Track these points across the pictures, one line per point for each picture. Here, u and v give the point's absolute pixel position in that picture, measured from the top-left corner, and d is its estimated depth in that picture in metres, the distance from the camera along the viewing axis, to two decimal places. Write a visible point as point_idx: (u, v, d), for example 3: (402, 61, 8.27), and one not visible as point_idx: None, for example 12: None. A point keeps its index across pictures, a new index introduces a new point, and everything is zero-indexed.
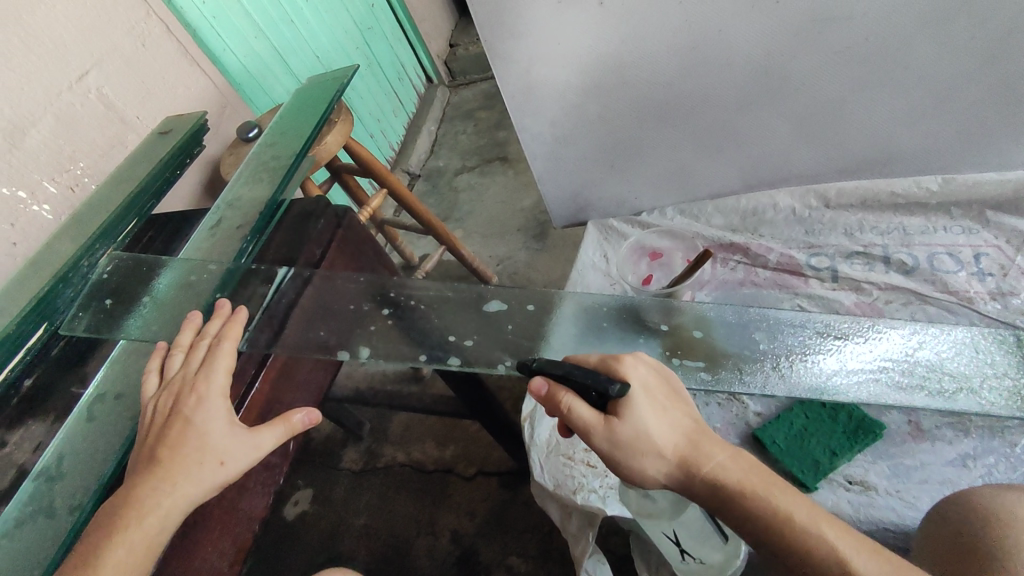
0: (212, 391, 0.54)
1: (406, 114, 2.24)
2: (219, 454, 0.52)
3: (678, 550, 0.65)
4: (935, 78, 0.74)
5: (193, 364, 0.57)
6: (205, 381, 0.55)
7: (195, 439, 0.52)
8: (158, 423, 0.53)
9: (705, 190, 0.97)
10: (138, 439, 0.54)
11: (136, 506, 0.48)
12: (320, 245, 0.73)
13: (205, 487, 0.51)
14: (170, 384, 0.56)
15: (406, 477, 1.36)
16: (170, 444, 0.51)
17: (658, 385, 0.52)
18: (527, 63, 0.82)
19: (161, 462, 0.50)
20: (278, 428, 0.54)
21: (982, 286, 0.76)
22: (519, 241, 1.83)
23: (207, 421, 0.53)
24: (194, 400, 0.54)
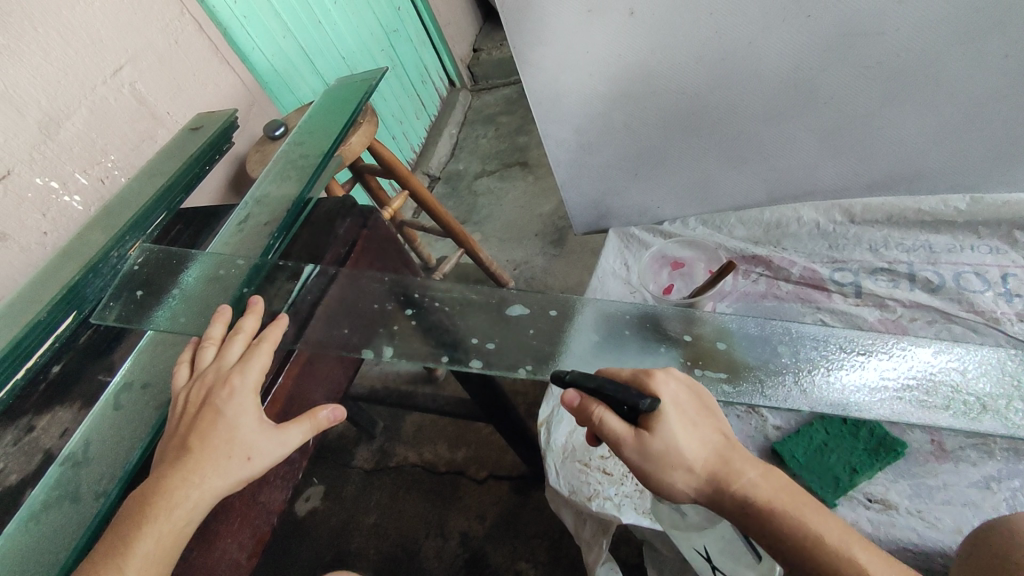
0: (245, 385, 0.55)
1: (428, 117, 2.26)
2: (247, 449, 0.53)
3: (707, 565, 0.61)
4: (966, 96, 0.74)
5: (227, 358, 0.58)
6: (238, 374, 0.56)
7: (226, 431, 0.53)
8: (191, 414, 0.54)
9: (728, 202, 0.97)
10: (167, 430, 0.55)
11: (165, 497, 0.49)
12: (346, 244, 0.74)
13: (232, 481, 0.52)
14: (204, 375, 0.56)
15: (417, 478, 1.37)
16: (200, 436, 0.52)
17: (689, 400, 0.53)
18: (554, 70, 0.83)
19: (190, 454, 0.51)
20: (304, 424, 0.55)
21: (1009, 306, 0.73)
22: (537, 246, 1.84)
23: (238, 415, 0.54)
24: (227, 392, 0.54)
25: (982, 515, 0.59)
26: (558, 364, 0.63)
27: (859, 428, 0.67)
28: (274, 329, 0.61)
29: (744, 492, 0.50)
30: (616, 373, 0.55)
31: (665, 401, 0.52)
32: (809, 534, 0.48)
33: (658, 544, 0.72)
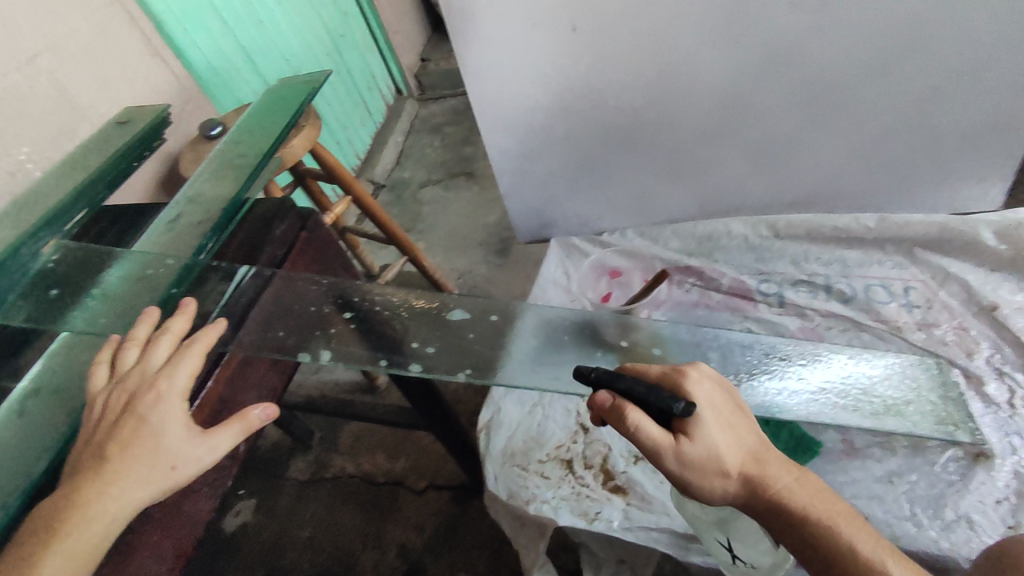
0: (171, 390, 0.52)
1: (373, 124, 2.24)
2: (172, 458, 0.50)
3: (729, 555, 0.60)
4: (874, 122, 0.81)
5: (154, 360, 0.55)
6: (166, 377, 0.53)
7: (148, 441, 0.50)
8: (113, 420, 0.51)
9: (664, 215, 1.01)
10: (85, 435, 0.52)
11: (79, 510, 0.47)
12: (283, 246, 0.72)
13: (151, 492, 0.49)
14: (128, 380, 0.53)
15: (355, 489, 1.34)
16: (120, 444, 0.49)
17: (724, 401, 0.51)
18: (499, 81, 0.85)
19: (109, 463, 0.49)
20: (233, 427, 0.52)
21: (910, 316, 0.79)
22: (482, 256, 1.85)
23: (162, 422, 0.51)
24: (152, 398, 0.52)
25: (887, 509, 0.64)
26: (498, 368, 0.64)
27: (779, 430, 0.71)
28: (210, 331, 0.57)
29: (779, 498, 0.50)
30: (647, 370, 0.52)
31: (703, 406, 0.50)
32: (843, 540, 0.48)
33: (594, 545, 0.74)
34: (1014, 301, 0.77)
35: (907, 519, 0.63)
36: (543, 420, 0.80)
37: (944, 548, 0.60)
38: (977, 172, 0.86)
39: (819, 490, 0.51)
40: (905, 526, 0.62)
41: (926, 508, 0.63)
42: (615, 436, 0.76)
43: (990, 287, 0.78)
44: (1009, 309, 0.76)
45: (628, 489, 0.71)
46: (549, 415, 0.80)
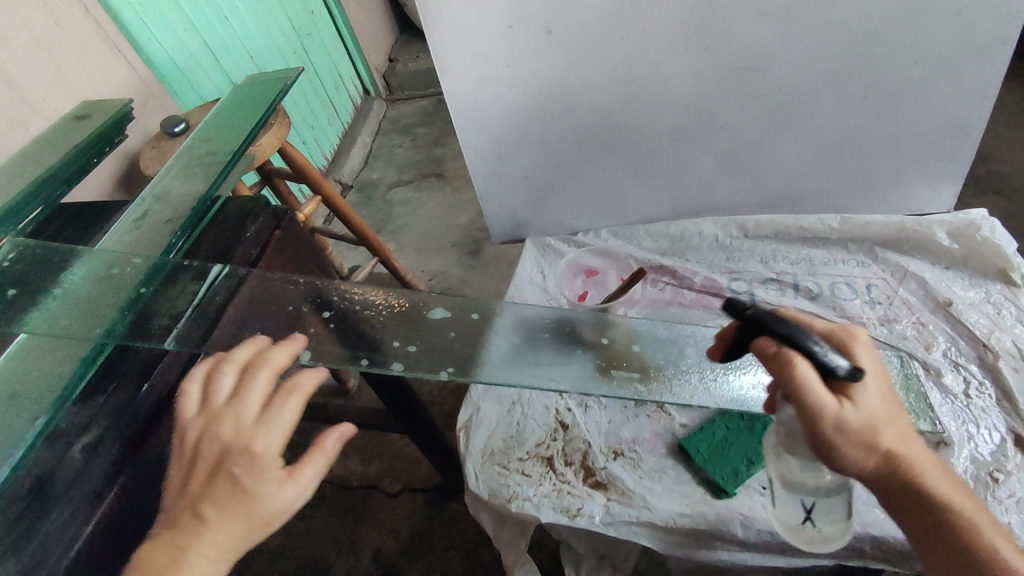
0: (268, 453, 0.49)
1: (341, 124, 2.21)
2: (271, 515, 0.48)
3: (804, 515, 0.57)
4: (837, 127, 0.85)
5: (246, 412, 0.50)
6: (263, 437, 0.49)
7: (244, 506, 0.47)
8: (206, 478, 0.48)
9: (638, 216, 1.02)
10: (178, 481, 0.49)
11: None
12: (257, 245, 0.70)
13: (247, 546, 0.47)
14: (221, 433, 0.49)
15: (326, 494, 1.32)
16: (218, 503, 0.46)
17: (876, 374, 0.51)
18: (475, 82, 0.84)
19: (206, 524, 0.46)
20: (318, 465, 0.51)
21: (873, 312, 0.82)
22: (453, 257, 1.84)
23: (257, 489, 0.48)
24: (249, 462, 0.48)
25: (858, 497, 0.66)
26: (479, 366, 0.64)
27: (753, 423, 0.74)
28: (303, 378, 0.53)
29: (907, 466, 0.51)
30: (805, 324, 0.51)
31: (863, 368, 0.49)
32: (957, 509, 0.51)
33: (575, 542, 0.74)
34: (967, 296, 0.81)
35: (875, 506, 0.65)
36: (522, 418, 0.80)
37: None
38: (930, 175, 0.91)
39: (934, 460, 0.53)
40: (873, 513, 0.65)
41: None
42: (594, 431, 0.77)
43: (946, 284, 0.82)
44: (962, 304, 0.80)
45: (609, 485, 0.72)
46: (528, 413, 0.80)
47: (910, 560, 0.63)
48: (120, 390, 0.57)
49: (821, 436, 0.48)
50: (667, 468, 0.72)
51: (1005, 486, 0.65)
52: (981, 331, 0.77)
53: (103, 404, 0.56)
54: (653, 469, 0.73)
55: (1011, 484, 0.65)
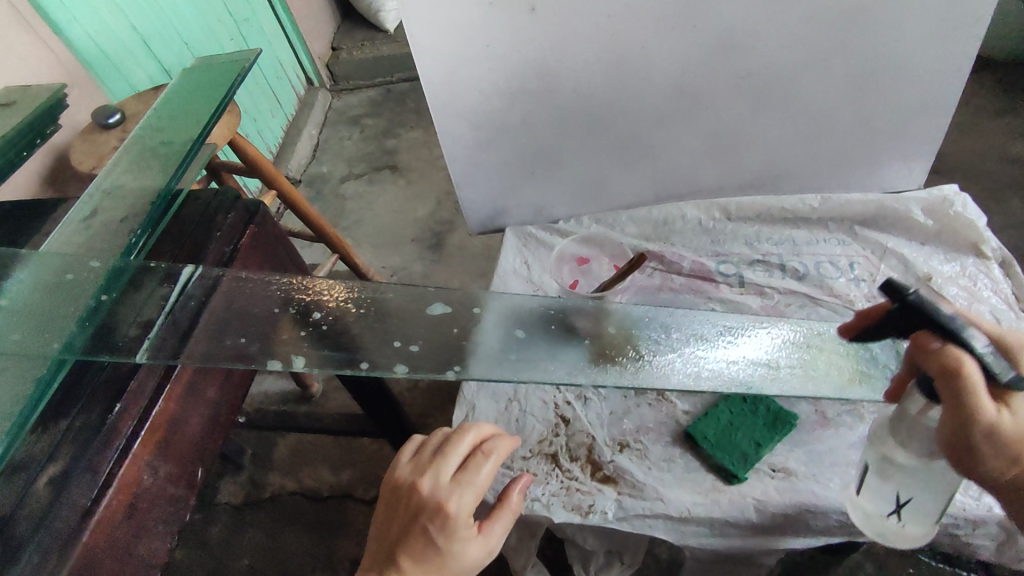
0: (461, 514, 0.57)
1: (284, 115, 2.09)
2: (458, 564, 0.57)
3: (891, 510, 0.59)
4: (817, 106, 0.85)
5: (444, 474, 0.60)
6: (457, 498, 0.58)
7: (439, 556, 0.56)
8: (407, 528, 0.58)
9: (619, 201, 1.00)
10: (390, 526, 0.60)
11: None
12: (230, 243, 0.64)
13: None
14: (422, 488, 0.59)
15: (296, 507, 1.25)
16: (416, 550, 0.56)
17: None
18: (454, 63, 0.79)
19: (403, 568, 0.56)
20: (504, 523, 0.60)
21: (859, 289, 0.84)
22: (415, 251, 1.78)
23: (453, 544, 0.57)
24: (444, 522, 0.57)
25: None
26: (481, 361, 0.61)
27: (756, 406, 0.73)
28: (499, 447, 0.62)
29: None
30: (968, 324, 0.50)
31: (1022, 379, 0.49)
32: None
33: (583, 538, 0.72)
34: (944, 271, 0.85)
35: None
36: (521, 415, 0.77)
37: None
38: (901, 153, 0.93)
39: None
40: None
41: None
42: (596, 424, 0.75)
43: (925, 259, 0.86)
44: (941, 279, 0.84)
45: (618, 478, 0.70)
46: (526, 409, 0.77)
47: None
48: (86, 412, 0.50)
49: (970, 443, 0.47)
50: (676, 456, 0.72)
51: None
52: (962, 304, 0.81)
53: (68, 428, 0.49)
54: (661, 458, 0.72)
55: None
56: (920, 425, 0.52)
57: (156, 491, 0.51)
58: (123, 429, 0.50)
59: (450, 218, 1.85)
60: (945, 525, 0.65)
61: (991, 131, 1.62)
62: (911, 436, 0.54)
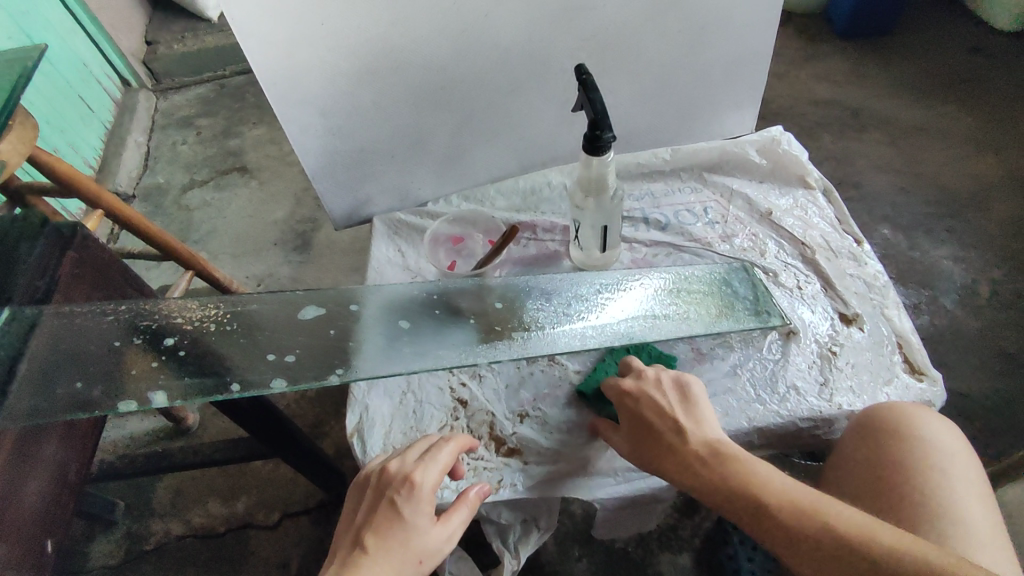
0: (425, 486, 0.58)
1: (99, 123, 1.84)
2: (420, 553, 0.55)
3: (576, 243, 0.84)
4: (656, 62, 0.90)
5: (410, 454, 0.61)
6: (422, 469, 0.59)
7: (402, 535, 0.55)
8: (374, 505, 0.58)
9: (486, 175, 1.00)
10: (352, 524, 0.59)
11: None
12: (43, 275, 0.52)
13: None
14: (387, 467, 0.60)
15: (190, 550, 1.16)
16: (379, 533, 0.55)
17: (676, 402, 0.64)
18: (286, 46, 0.73)
19: (366, 549, 0.55)
20: (464, 508, 0.59)
21: (714, 231, 0.90)
22: (280, 255, 1.66)
23: (417, 516, 0.56)
24: (409, 492, 0.57)
25: (739, 397, 0.72)
26: (366, 359, 0.58)
27: (640, 354, 0.75)
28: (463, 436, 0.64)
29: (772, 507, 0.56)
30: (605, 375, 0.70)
31: (657, 400, 0.64)
32: (861, 533, 0.53)
33: (496, 514, 0.71)
34: (781, 204, 0.93)
35: (754, 401, 0.72)
36: (417, 405, 0.74)
37: (785, 416, 0.71)
38: (733, 101, 1.01)
39: (864, 438, 0.65)
40: (754, 406, 0.72)
41: (764, 388, 0.73)
42: (494, 399, 0.75)
43: (764, 195, 0.94)
44: (779, 212, 0.92)
45: (522, 449, 0.71)
46: (422, 399, 0.75)
47: (787, 439, 0.72)
48: None
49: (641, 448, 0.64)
50: (574, 416, 0.73)
51: (841, 356, 0.76)
52: (798, 232, 0.89)
53: None
54: (560, 421, 0.73)
55: (844, 353, 0.76)
56: (591, 177, 0.74)
57: None
58: None
59: (312, 215, 1.75)
60: (810, 430, 0.72)
61: (800, 77, 1.81)
62: (586, 187, 0.76)
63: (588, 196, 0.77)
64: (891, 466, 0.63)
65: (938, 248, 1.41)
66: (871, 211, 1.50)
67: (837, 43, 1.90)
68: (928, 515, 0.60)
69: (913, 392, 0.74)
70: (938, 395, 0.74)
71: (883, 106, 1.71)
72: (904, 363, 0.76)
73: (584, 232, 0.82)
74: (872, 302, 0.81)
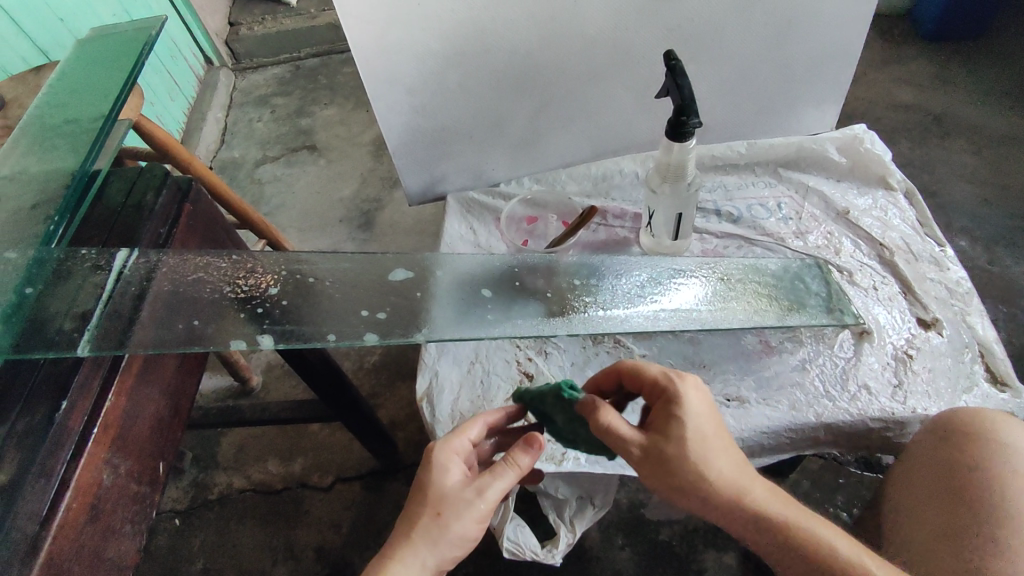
0: (440, 448, 0.62)
1: (184, 98, 1.94)
2: (440, 509, 0.57)
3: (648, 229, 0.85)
4: (740, 55, 0.90)
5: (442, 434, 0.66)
6: (453, 436, 0.64)
7: (423, 492, 0.59)
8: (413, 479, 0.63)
9: (559, 160, 1.01)
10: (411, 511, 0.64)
11: (376, 560, 0.56)
12: (165, 223, 0.58)
13: (425, 536, 0.56)
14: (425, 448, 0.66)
15: (250, 504, 1.22)
16: (411, 497, 0.60)
17: (706, 422, 0.59)
18: (381, 25, 0.76)
19: (402, 515, 0.59)
20: (498, 468, 0.60)
21: (787, 227, 0.89)
22: (344, 232, 1.72)
23: (434, 473, 0.60)
24: (426, 456, 0.62)
25: (807, 392, 0.72)
26: (449, 325, 0.61)
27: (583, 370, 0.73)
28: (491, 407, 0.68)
29: (793, 535, 0.55)
30: (645, 370, 0.63)
31: (693, 419, 0.58)
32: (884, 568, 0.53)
33: (553, 488, 0.74)
34: (860, 204, 0.91)
35: (823, 397, 0.71)
36: (485, 375, 0.77)
37: (855, 414, 0.70)
38: (814, 98, 0.99)
39: (939, 436, 0.65)
40: (822, 402, 0.71)
41: (836, 384, 0.72)
42: (559, 376, 0.77)
43: (842, 194, 0.93)
44: (857, 212, 0.90)
45: None
46: (489, 370, 0.77)
47: (854, 438, 0.71)
48: (28, 414, 0.45)
49: (659, 463, 0.57)
50: None
51: (917, 360, 0.74)
52: (876, 233, 0.87)
53: (9, 433, 0.44)
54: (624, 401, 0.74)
55: (921, 357, 0.74)
56: (672, 164, 0.75)
57: (117, 491, 0.47)
58: (74, 428, 0.45)
59: (377, 195, 1.80)
60: (880, 431, 0.70)
61: (879, 80, 1.75)
62: (665, 175, 0.77)
63: (667, 185, 0.78)
64: (965, 465, 0.62)
65: (1021, 264, 1.34)
66: (949, 222, 1.43)
67: (922, 47, 1.82)
68: (995, 512, 0.59)
69: (993, 402, 0.71)
70: (1020, 407, 0.71)
71: (969, 113, 1.64)
72: (986, 373, 0.74)
73: (657, 219, 0.83)
74: (953, 308, 0.79)
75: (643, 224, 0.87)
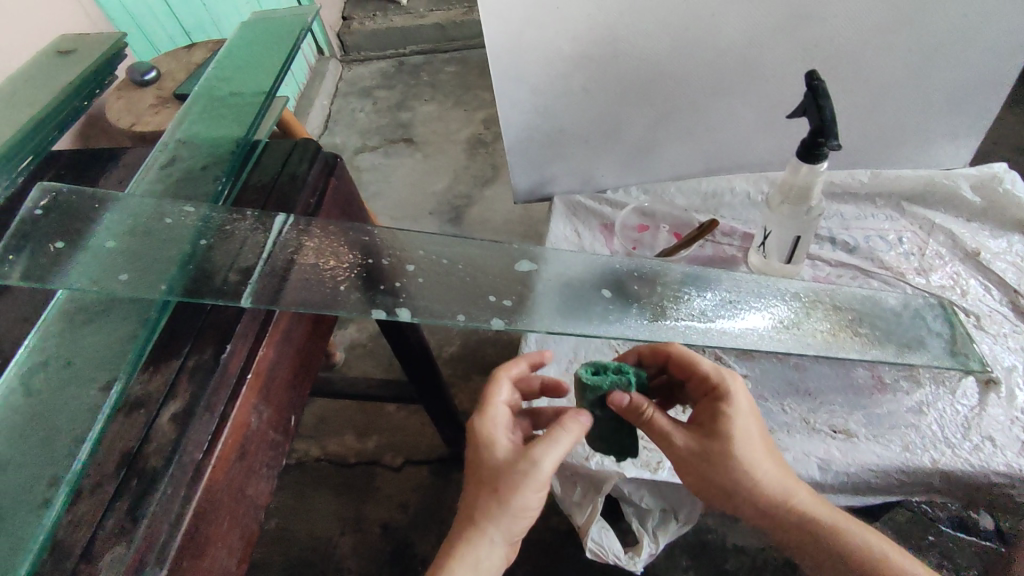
0: (482, 427, 0.64)
1: (296, 84, 2.07)
2: (496, 484, 0.58)
3: (761, 249, 0.84)
4: (875, 80, 0.87)
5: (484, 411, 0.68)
6: (494, 412, 0.65)
7: (477, 472, 0.61)
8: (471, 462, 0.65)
9: (668, 172, 1.01)
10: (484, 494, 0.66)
11: (455, 539, 0.59)
12: (315, 194, 0.64)
13: (489, 511, 0.57)
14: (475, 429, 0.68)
15: (324, 472, 1.28)
16: (471, 478, 0.62)
17: (751, 422, 0.62)
18: (520, 26, 0.79)
19: (467, 497, 0.61)
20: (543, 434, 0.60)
21: (909, 263, 0.85)
22: (433, 224, 1.78)
23: (485, 454, 0.61)
24: (474, 436, 0.64)
25: (921, 434, 0.69)
26: (569, 319, 0.62)
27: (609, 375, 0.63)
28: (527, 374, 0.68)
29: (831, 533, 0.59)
30: (697, 364, 0.65)
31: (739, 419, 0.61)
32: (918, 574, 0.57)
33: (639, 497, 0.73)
34: (994, 246, 0.86)
35: (941, 442, 0.68)
36: None
37: (977, 465, 0.66)
38: (948, 130, 0.95)
39: None
40: (940, 448, 0.67)
41: (956, 430, 0.69)
42: None
43: (972, 234, 0.88)
44: (990, 254, 0.85)
45: None
46: None
47: (971, 490, 0.67)
48: (199, 354, 0.50)
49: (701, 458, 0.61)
50: None
51: None
52: (1011, 278, 0.82)
53: (182, 367, 0.50)
54: None
55: None
56: (801, 184, 0.74)
57: (260, 435, 0.51)
58: (232, 371, 0.50)
59: (468, 192, 1.85)
60: (1002, 487, 0.66)
61: (1007, 120, 1.64)
62: (794, 196, 0.75)
63: (790, 206, 0.76)
64: None
65: None
66: None
67: None
68: None
69: None
70: None
71: None
72: None
73: (773, 240, 0.81)
74: None
75: (753, 244, 0.86)
